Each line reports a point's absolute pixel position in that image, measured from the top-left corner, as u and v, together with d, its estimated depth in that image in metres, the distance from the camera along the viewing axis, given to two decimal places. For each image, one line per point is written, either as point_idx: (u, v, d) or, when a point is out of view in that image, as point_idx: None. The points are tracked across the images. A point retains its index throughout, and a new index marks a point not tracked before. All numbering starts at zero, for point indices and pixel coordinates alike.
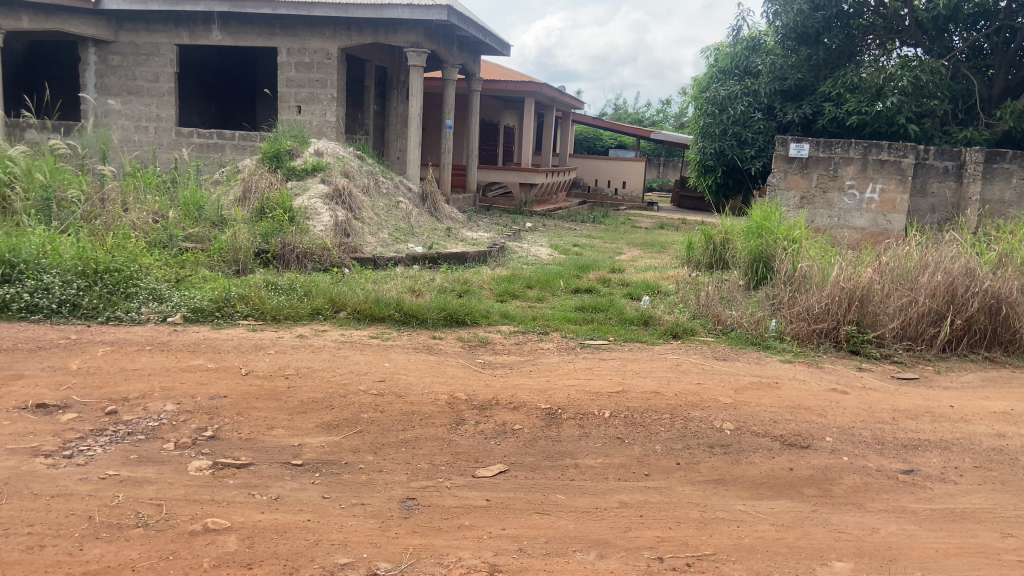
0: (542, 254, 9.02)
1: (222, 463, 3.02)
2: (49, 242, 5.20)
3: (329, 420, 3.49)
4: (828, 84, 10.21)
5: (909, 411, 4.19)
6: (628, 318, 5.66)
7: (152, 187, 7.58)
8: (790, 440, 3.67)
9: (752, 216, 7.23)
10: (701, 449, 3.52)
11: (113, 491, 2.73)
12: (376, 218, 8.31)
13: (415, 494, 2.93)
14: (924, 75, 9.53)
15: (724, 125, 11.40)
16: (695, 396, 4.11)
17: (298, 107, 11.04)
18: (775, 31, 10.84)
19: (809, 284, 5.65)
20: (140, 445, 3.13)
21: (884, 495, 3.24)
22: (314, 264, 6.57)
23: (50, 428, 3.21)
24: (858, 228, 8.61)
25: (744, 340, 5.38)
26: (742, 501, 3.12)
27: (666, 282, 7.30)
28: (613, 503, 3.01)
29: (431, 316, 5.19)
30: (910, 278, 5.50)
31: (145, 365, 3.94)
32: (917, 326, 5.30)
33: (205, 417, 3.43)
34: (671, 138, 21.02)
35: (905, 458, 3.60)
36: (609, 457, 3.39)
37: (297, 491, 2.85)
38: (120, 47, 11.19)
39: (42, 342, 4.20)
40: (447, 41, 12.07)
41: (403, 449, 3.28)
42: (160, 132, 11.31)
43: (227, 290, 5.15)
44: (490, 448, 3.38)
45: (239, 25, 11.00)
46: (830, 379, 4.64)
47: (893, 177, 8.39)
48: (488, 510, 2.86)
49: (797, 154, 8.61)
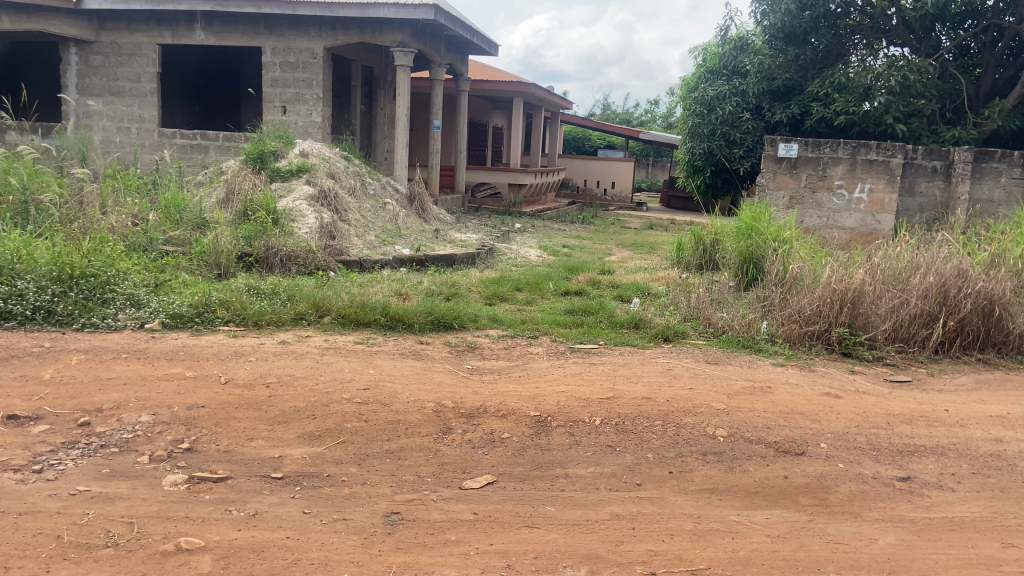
0: (531, 255, 8.94)
1: (198, 477, 2.91)
2: (23, 247, 5.05)
3: (311, 430, 3.38)
4: (816, 84, 10.15)
5: (903, 415, 4.13)
6: (619, 321, 5.57)
7: (132, 189, 7.44)
8: (785, 447, 3.59)
9: (742, 217, 7.16)
10: (694, 457, 3.44)
11: (83, 508, 2.61)
12: (363, 220, 8.19)
13: (399, 508, 2.82)
14: (911, 74, 9.49)
15: (712, 125, 11.35)
16: (687, 401, 4.02)
17: (283, 108, 10.90)
18: (763, 31, 10.80)
19: (800, 286, 5.56)
20: (113, 458, 3.01)
21: (882, 504, 3.17)
22: (299, 267, 6.44)
23: (20, 441, 3.08)
24: (847, 229, 8.57)
25: (735, 343, 5.31)
26: (737, 511, 3.03)
27: (657, 283, 7.22)
28: (604, 515, 2.91)
29: (418, 320, 5.08)
30: (902, 279, 5.44)
31: (121, 373, 3.82)
32: (910, 327, 5.25)
33: (182, 428, 3.31)
34: (659, 138, 20.95)
35: (902, 465, 3.53)
36: (600, 467, 3.30)
37: (276, 507, 2.75)
38: (102, 47, 11.01)
39: (15, 351, 4.06)
40: (434, 40, 11.95)
41: (387, 460, 3.18)
42: (142, 133, 11.13)
43: (207, 294, 5.02)
44: (477, 458, 3.28)
45: (223, 24, 10.84)
46: (823, 383, 4.57)
47: (881, 177, 8.36)
48: (476, 524, 2.76)
49: (786, 154, 8.57)
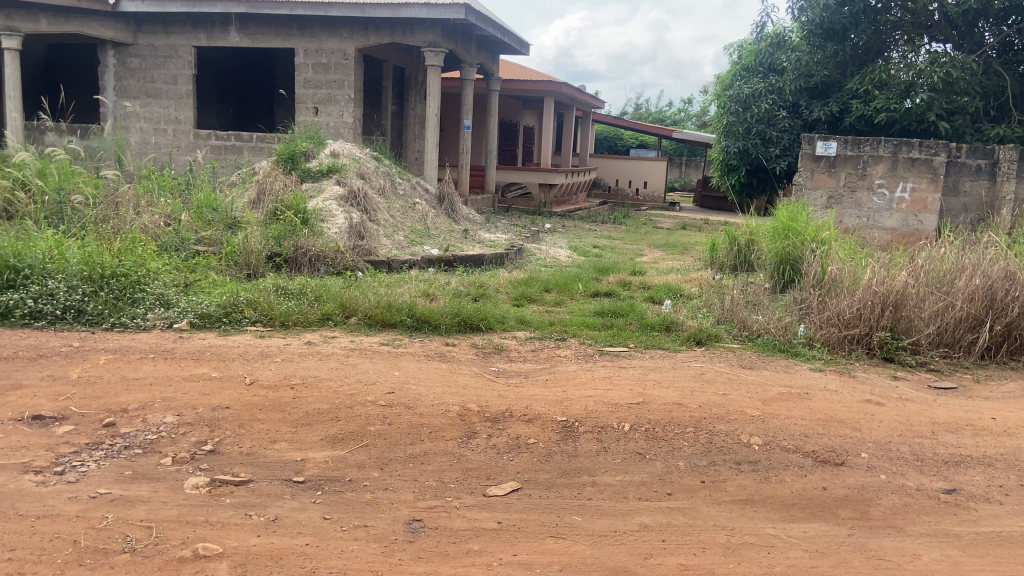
0: (561, 256, 8.84)
1: (220, 480, 2.87)
2: (55, 247, 5.10)
3: (334, 433, 3.33)
4: (855, 81, 9.88)
5: (948, 424, 3.94)
6: (649, 324, 5.44)
7: (166, 189, 7.53)
8: (824, 457, 3.45)
9: (778, 217, 6.97)
10: (727, 466, 3.31)
11: (102, 511, 2.59)
12: (392, 220, 8.16)
13: (421, 515, 2.75)
14: (955, 70, 9.18)
15: (748, 124, 11.12)
16: (721, 408, 3.89)
17: (315, 109, 10.95)
18: (801, 27, 10.56)
19: (840, 288, 5.37)
20: (136, 460, 2.99)
21: (926, 517, 3.01)
22: (327, 268, 6.43)
23: (44, 442, 3.08)
24: (888, 229, 8.31)
25: (771, 347, 5.15)
26: (772, 524, 2.90)
27: (689, 285, 7.06)
28: (632, 526, 2.81)
29: (444, 321, 5.01)
30: (946, 281, 5.23)
31: (147, 374, 3.81)
32: (955, 332, 5.05)
33: (206, 429, 3.28)
34: (692, 138, 20.66)
35: (947, 476, 3.36)
36: (629, 475, 3.19)
37: (296, 512, 2.69)
38: (139, 50, 11.18)
39: (44, 350, 4.09)
40: (465, 40, 11.90)
41: (410, 466, 3.11)
42: (177, 134, 11.28)
43: (236, 295, 5.02)
44: (502, 464, 3.20)
45: (257, 26, 10.92)
46: (863, 389, 4.40)
47: (923, 176, 8.09)
48: (499, 533, 2.68)
49: (825, 152, 8.34)
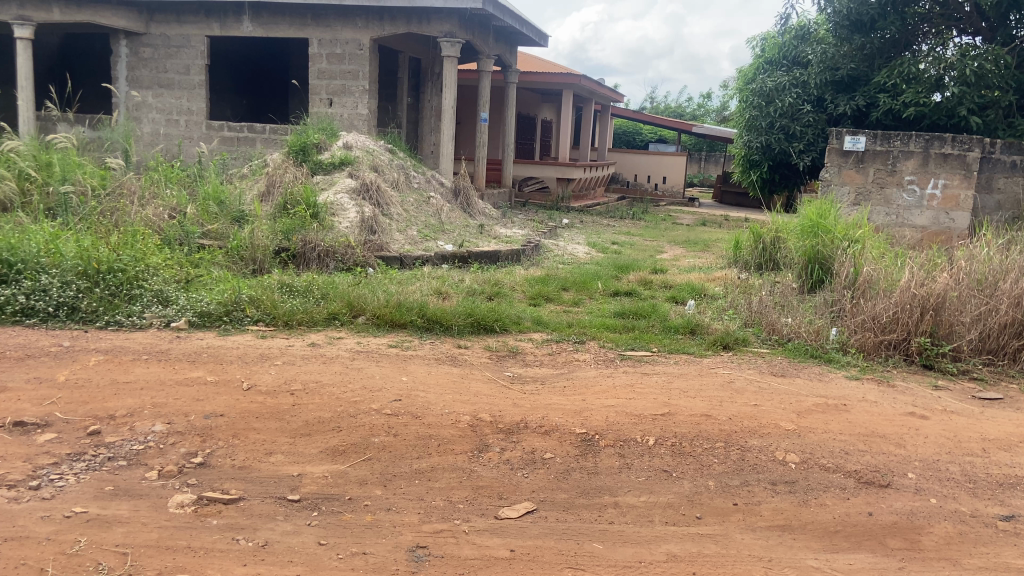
0: (579, 252, 8.58)
1: (208, 499, 2.63)
2: (51, 241, 4.88)
3: (335, 445, 3.07)
4: (883, 74, 9.42)
5: (1001, 441, 3.62)
6: (673, 326, 5.15)
7: (173, 180, 7.36)
8: (867, 477, 3.15)
9: (806, 214, 6.61)
10: (762, 487, 3.03)
11: (75, 534, 2.35)
12: (405, 214, 7.90)
13: (426, 540, 2.50)
14: (989, 63, 8.77)
15: (771, 118, 10.71)
16: (753, 420, 3.60)
17: (329, 100, 10.71)
18: (827, 19, 10.15)
19: (874, 291, 5.03)
20: (120, 473, 2.76)
21: (983, 549, 2.71)
22: (336, 264, 6.20)
23: (22, 452, 2.85)
24: (919, 227, 7.93)
25: (803, 352, 4.83)
26: (814, 555, 2.62)
27: (713, 284, 6.76)
28: (659, 556, 2.54)
29: (456, 322, 4.75)
30: (988, 283, 4.89)
31: (139, 378, 3.58)
32: (998, 338, 4.70)
33: (197, 439, 3.05)
34: (712, 132, 20.18)
35: (1004, 501, 3.05)
36: (654, 495, 2.92)
37: (289, 537, 2.45)
38: (151, 39, 10.99)
39: (33, 350, 3.88)
40: (483, 31, 11.57)
41: (416, 483, 2.86)
42: (190, 125, 11.10)
43: (237, 292, 4.78)
44: (516, 482, 2.93)
45: (271, 16, 10.70)
46: (905, 401, 4.07)
47: (956, 172, 7.72)
48: (511, 564, 2.42)
49: (853, 147, 7.98)
